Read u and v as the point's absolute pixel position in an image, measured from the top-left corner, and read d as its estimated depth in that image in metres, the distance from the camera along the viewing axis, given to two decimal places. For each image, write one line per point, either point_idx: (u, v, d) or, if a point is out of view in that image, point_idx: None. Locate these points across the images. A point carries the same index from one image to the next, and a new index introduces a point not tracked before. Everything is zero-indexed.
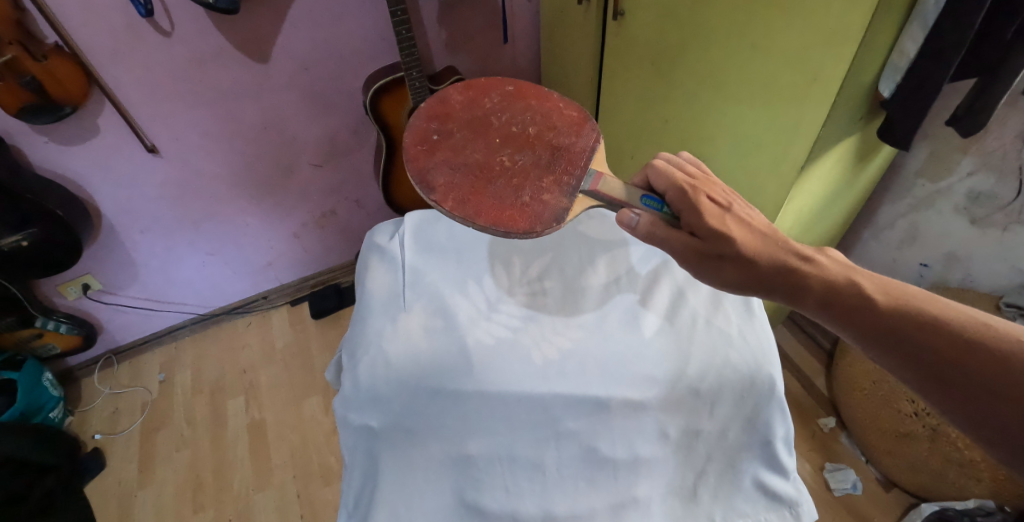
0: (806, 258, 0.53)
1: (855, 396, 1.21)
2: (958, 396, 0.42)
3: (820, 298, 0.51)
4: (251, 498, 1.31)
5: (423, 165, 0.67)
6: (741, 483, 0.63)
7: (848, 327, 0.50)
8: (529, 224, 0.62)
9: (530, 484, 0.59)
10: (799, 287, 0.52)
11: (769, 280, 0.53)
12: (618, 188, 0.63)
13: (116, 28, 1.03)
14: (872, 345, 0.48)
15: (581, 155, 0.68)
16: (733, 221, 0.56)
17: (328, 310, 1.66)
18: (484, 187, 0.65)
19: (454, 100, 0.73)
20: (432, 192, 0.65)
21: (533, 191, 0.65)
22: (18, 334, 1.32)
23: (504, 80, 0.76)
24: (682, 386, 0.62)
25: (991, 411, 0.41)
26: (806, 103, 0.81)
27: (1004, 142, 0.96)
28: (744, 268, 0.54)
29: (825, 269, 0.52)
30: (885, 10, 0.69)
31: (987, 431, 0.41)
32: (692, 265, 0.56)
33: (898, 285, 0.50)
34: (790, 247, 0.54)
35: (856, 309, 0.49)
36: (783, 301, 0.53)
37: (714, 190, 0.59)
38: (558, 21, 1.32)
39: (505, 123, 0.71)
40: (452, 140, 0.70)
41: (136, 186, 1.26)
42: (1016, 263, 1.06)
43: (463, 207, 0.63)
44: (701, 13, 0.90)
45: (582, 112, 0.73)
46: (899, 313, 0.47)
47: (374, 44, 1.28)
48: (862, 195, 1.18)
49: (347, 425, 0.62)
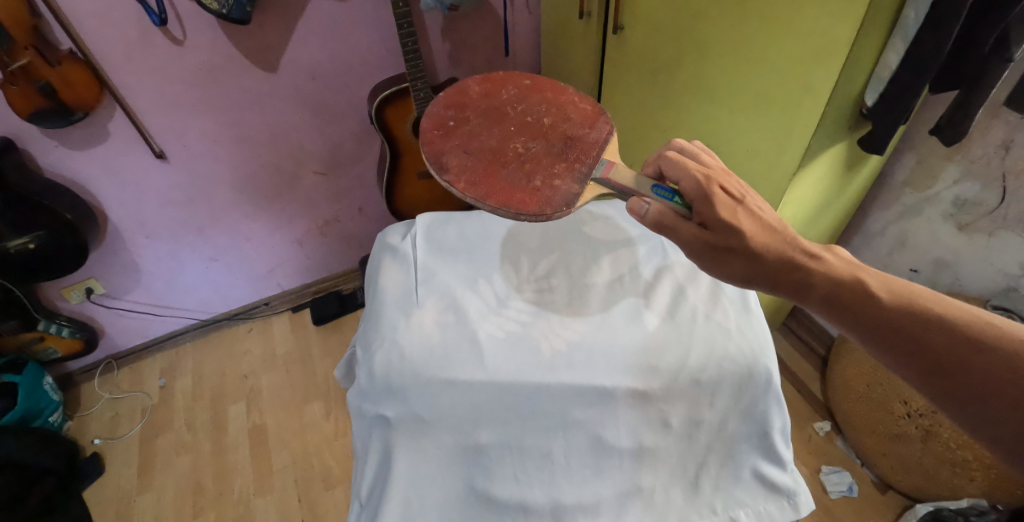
0: (813, 255, 0.54)
1: (849, 398, 1.24)
2: (957, 393, 0.44)
3: (825, 294, 0.53)
4: (251, 503, 1.31)
5: (438, 148, 0.70)
6: (740, 472, 0.65)
7: (851, 325, 0.51)
8: (540, 206, 0.65)
9: (537, 472, 0.61)
10: (803, 284, 0.54)
11: (775, 276, 0.55)
12: (629, 177, 0.65)
13: (130, 36, 1.06)
14: (877, 341, 0.50)
15: (593, 146, 0.71)
16: (744, 213, 0.57)
17: (330, 316, 1.67)
18: (494, 169, 0.68)
19: (471, 90, 0.76)
20: (445, 172, 0.68)
21: (545, 177, 0.68)
22: (20, 337, 1.32)
23: (522, 74, 0.79)
24: (683, 377, 0.64)
25: (993, 408, 0.43)
26: (797, 111, 0.85)
27: (988, 151, 1.01)
28: (752, 263, 0.56)
29: (831, 267, 0.53)
30: (872, 23, 0.73)
31: (986, 425, 0.43)
32: (699, 257, 0.58)
33: (902, 283, 0.51)
34: (799, 245, 0.55)
35: (859, 306, 0.51)
36: (788, 297, 0.55)
37: (729, 181, 0.60)
38: (558, 34, 1.36)
39: (520, 114, 0.74)
40: (467, 127, 0.72)
41: (143, 190, 1.28)
42: (1002, 267, 1.09)
43: (474, 188, 0.66)
44: (698, 27, 0.94)
45: (596, 106, 0.76)
46: (904, 311, 0.49)
47: (380, 56, 1.32)
48: (853, 203, 1.21)
49: (362, 415, 0.65)
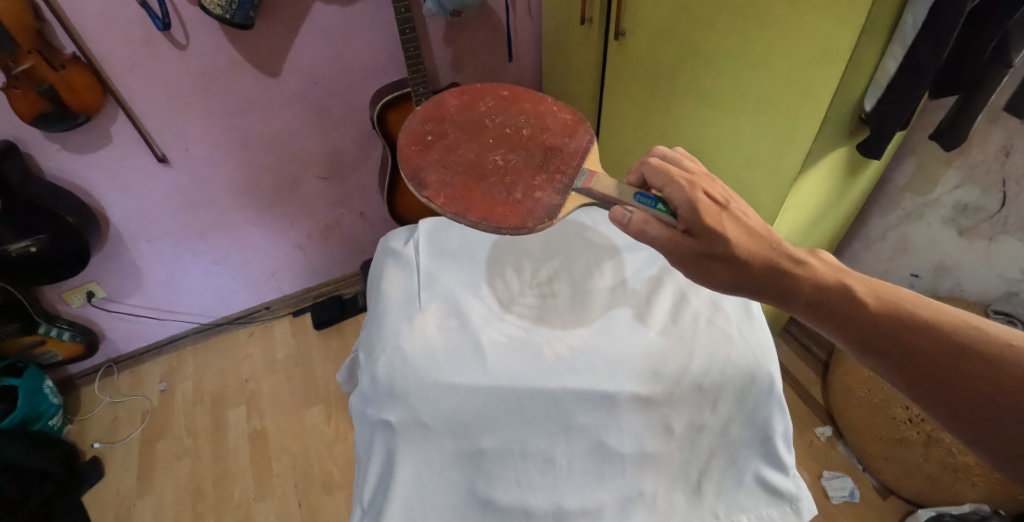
0: (799, 261, 0.54)
1: (850, 403, 1.24)
2: (946, 397, 0.44)
3: (810, 301, 0.52)
4: (251, 508, 1.30)
5: (416, 164, 0.70)
6: (742, 478, 0.65)
7: (839, 330, 0.51)
8: (521, 219, 0.65)
9: (541, 478, 0.61)
10: (790, 289, 0.54)
11: (762, 281, 0.55)
12: (609, 185, 0.65)
13: (133, 40, 1.06)
14: (863, 347, 0.50)
15: (573, 156, 0.71)
16: (729, 220, 0.57)
17: (330, 320, 1.67)
18: (473, 184, 0.68)
19: (450, 104, 0.77)
20: (424, 188, 0.67)
21: (525, 189, 0.68)
22: (20, 340, 1.33)
23: (500, 86, 0.79)
24: (685, 382, 0.64)
25: (984, 413, 0.42)
26: (799, 118, 0.85)
27: (988, 156, 1.01)
28: (736, 269, 0.55)
29: (817, 272, 0.53)
30: (872, 31, 0.73)
31: (976, 429, 0.42)
32: (686, 264, 0.57)
33: (888, 288, 0.51)
34: (785, 250, 0.55)
35: (846, 312, 0.50)
36: (775, 303, 0.55)
37: (712, 187, 0.59)
38: (559, 40, 1.37)
39: (499, 125, 0.75)
40: (446, 143, 0.73)
41: (145, 195, 1.28)
42: (1003, 272, 1.10)
43: (454, 202, 0.66)
44: (698, 34, 0.95)
45: (575, 115, 0.76)
46: (889, 316, 0.49)
47: (383, 62, 1.32)
48: (854, 207, 1.22)
49: (365, 421, 0.65)
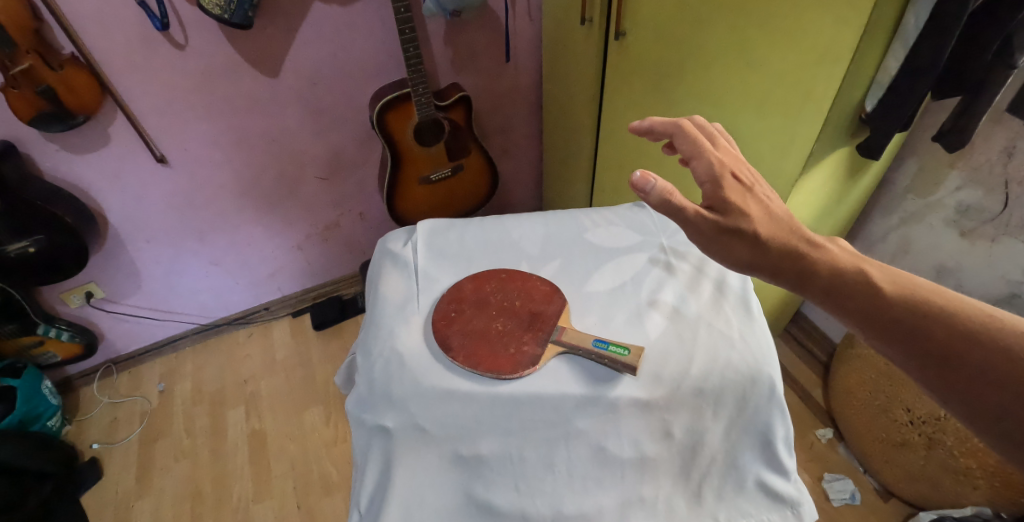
0: (815, 244, 0.51)
1: (851, 405, 1.24)
2: (960, 385, 0.40)
3: (825, 284, 0.49)
4: (250, 509, 1.30)
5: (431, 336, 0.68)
6: (743, 482, 0.64)
7: (851, 315, 0.47)
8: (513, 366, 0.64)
9: (540, 483, 0.60)
10: (805, 272, 0.50)
11: (777, 263, 0.52)
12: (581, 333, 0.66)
13: (131, 40, 1.06)
14: (876, 334, 0.46)
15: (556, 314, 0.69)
16: (753, 201, 0.55)
17: (330, 321, 1.66)
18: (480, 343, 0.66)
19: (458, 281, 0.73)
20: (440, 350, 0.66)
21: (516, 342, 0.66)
22: (19, 340, 1.32)
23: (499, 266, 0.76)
24: (685, 386, 0.63)
25: (999, 405, 0.39)
26: (800, 118, 0.85)
27: (990, 157, 1.01)
28: (754, 248, 0.53)
29: (834, 255, 0.50)
30: (874, 31, 0.72)
31: (984, 420, 0.39)
32: (705, 240, 0.55)
33: (906, 276, 0.48)
34: (802, 233, 0.53)
35: (858, 296, 0.47)
36: (789, 286, 0.52)
37: (740, 168, 0.58)
38: (559, 40, 1.37)
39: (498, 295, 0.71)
40: (468, 314, 0.69)
41: (144, 195, 1.28)
42: (1005, 274, 1.07)
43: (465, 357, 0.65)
44: (699, 34, 0.95)
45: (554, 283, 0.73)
46: (905, 301, 0.45)
47: (383, 62, 1.32)
48: (855, 208, 1.21)
49: (362, 425, 0.65)
